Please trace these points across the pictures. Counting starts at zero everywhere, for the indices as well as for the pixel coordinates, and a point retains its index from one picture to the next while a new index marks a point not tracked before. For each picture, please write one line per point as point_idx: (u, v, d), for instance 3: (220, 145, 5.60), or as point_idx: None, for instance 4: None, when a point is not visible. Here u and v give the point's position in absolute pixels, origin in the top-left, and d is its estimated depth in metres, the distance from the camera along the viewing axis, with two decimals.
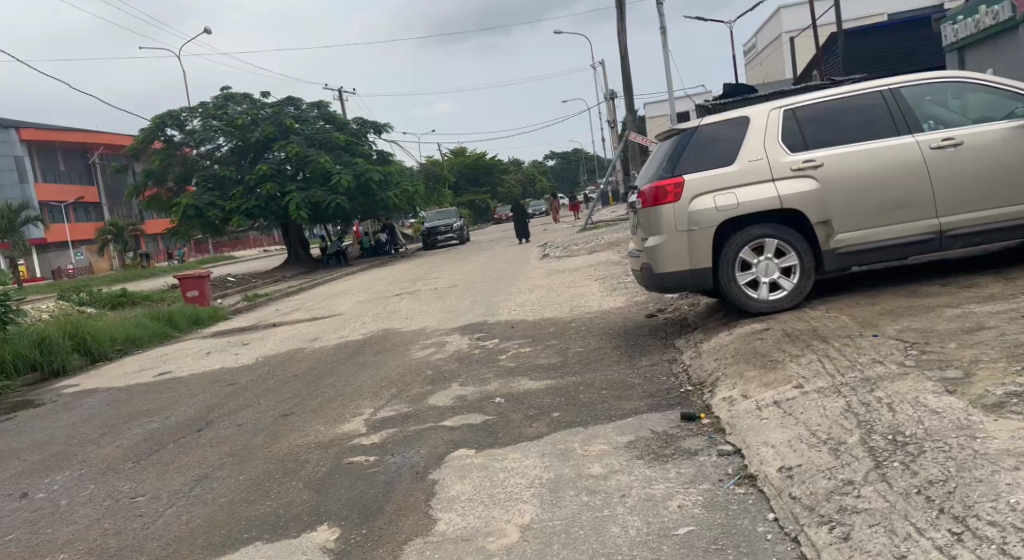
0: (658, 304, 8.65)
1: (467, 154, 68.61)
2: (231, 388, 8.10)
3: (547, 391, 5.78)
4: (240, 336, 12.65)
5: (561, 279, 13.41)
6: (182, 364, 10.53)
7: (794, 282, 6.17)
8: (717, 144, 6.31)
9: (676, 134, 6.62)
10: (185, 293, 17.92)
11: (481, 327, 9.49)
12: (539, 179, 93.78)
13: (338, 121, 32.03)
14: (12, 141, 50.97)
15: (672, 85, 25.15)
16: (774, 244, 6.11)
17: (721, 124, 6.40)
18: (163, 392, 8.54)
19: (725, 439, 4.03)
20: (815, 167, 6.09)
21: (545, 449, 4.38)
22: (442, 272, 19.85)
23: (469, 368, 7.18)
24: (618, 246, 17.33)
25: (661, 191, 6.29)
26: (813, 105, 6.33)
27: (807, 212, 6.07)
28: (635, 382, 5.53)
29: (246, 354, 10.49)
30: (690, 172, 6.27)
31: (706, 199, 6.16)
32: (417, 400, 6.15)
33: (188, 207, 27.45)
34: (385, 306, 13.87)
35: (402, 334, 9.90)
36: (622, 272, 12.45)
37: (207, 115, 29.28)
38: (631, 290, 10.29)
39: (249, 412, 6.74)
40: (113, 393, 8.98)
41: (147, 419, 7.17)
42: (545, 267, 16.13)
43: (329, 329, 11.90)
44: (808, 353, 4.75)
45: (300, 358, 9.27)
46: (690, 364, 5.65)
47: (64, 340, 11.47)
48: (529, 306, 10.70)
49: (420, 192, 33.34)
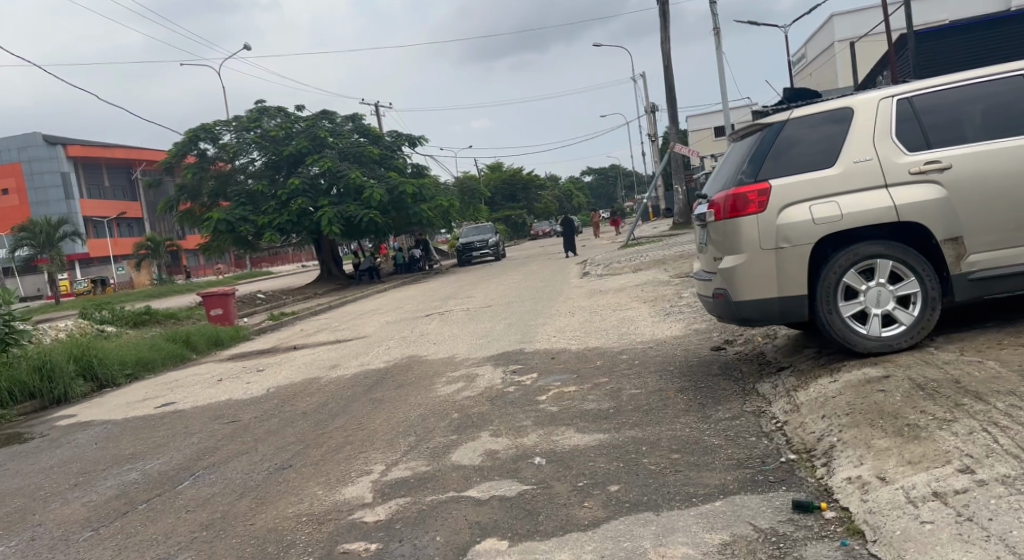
0: (723, 335, 7.40)
1: (504, 170, 67.83)
2: (231, 427, 7.03)
3: (598, 450, 4.59)
4: (257, 361, 11.68)
5: (605, 300, 12.24)
6: (189, 392, 9.54)
7: (914, 314, 4.95)
8: (812, 142, 5.16)
9: (759, 130, 5.46)
10: (209, 311, 17.13)
11: (517, 357, 8.32)
12: (576, 196, 92.78)
13: (373, 134, 31.32)
14: (58, 157, 52.08)
15: (726, 94, 23.88)
16: (888, 267, 4.92)
17: (813, 117, 5.23)
18: (159, 429, 7.52)
19: (868, 550, 2.86)
20: (940, 169, 4.93)
21: (605, 548, 3.21)
22: (476, 289, 18.84)
23: (502, 411, 5.99)
24: (665, 264, 16.05)
25: (740, 199, 5.13)
26: (932, 93, 5.15)
27: (932, 225, 4.88)
28: (716, 445, 4.32)
29: (257, 383, 9.45)
30: (778, 176, 5.12)
31: (798, 209, 5.01)
32: (438, 455, 5.00)
33: (219, 222, 26.81)
34: (413, 328, 12.84)
35: (428, 363, 8.78)
36: (674, 294, 11.22)
37: (241, 128, 28.85)
38: (687, 316, 9.03)
39: (240, 464, 5.65)
40: (105, 428, 7.99)
41: (127, 465, 6.12)
42: (587, 286, 14.98)
43: (351, 354, 10.84)
44: (965, 419, 3.57)
45: (313, 391, 8.20)
46: (787, 422, 4.45)
47: (67, 364, 10.57)
48: (570, 332, 9.51)
49: (455, 207, 32.42)
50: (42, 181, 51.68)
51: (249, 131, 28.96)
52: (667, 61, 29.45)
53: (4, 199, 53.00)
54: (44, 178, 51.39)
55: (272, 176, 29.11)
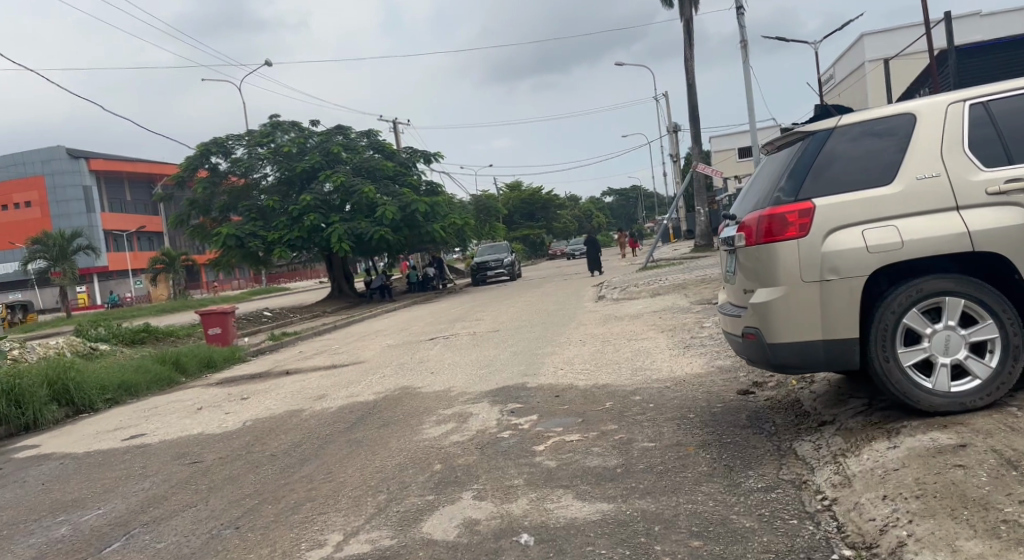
0: (751, 377, 6.49)
1: (523, 189, 67.23)
2: (190, 470, 6.22)
3: (598, 527, 3.71)
4: (245, 387, 10.90)
5: (619, 327, 11.36)
6: (163, 423, 8.76)
7: (992, 365, 4.09)
8: (864, 157, 4.37)
9: (798, 140, 4.65)
10: (208, 330, 16.41)
11: (518, 394, 7.41)
12: (596, 216, 92.15)
13: (388, 150, 30.70)
14: (81, 170, 52.45)
15: (754, 112, 23.00)
16: (958, 306, 4.08)
17: (866, 125, 4.42)
18: (114, 468, 6.72)
19: None
20: (1022, 189, 4.10)
21: None
22: (486, 311, 18.06)
23: (491, 463, 5.13)
24: (685, 289, 15.11)
25: (777, 221, 4.33)
26: (1011, 98, 4.33)
27: (1015, 255, 4.05)
28: (749, 529, 3.45)
29: (235, 415, 8.64)
30: (825, 194, 4.31)
31: (849, 234, 4.21)
32: (407, 524, 4.15)
33: (228, 237, 26.19)
34: (414, 353, 12.01)
35: (421, 398, 7.91)
36: (695, 323, 10.29)
37: (253, 143, 28.45)
38: (709, 350, 8.10)
39: (182, 521, 4.84)
40: (59, 464, 7.21)
41: (61, 516, 5.33)
42: (601, 311, 14.11)
43: (343, 383, 10.02)
44: None
45: (291, 427, 7.38)
46: (838, 500, 3.58)
47: (40, 389, 9.85)
48: (579, 365, 8.61)
49: (470, 225, 31.64)
50: (64, 194, 51.77)
51: (261, 146, 28.54)
52: (692, 80, 28.71)
53: (26, 212, 53.10)
54: (66, 192, 51.65)
55: (285, 192, 28.56)
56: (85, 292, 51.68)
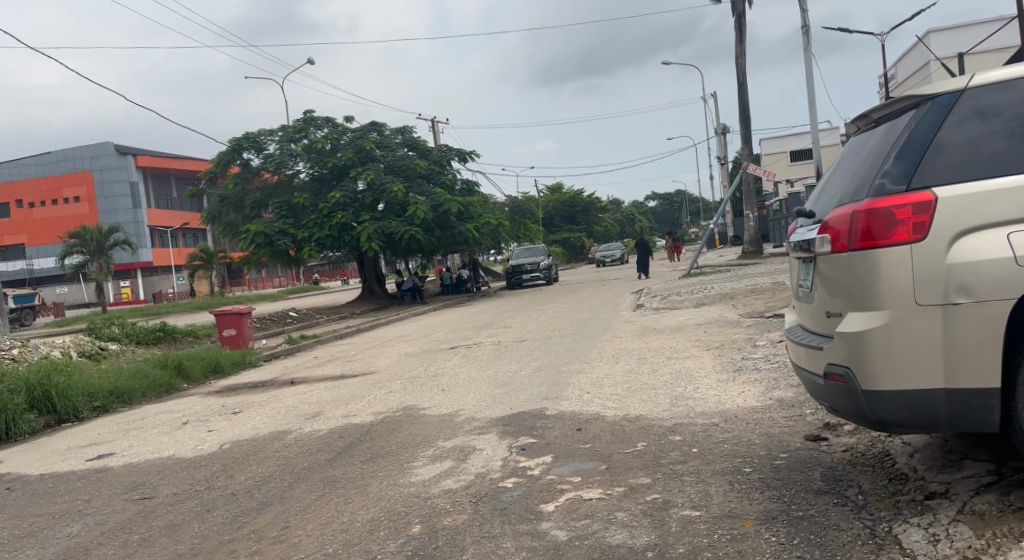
0: (820, 417, 5.21)
1: (564, 192, 66.24)
2: (134, 510, 5.19)
3: None
4: (244, 398, 9.96)
5: (657, 341, 10.12)
6: (137, 440, 7.81)
7: None
8: (988, 136, 3.16)
9: (900, 110, 3.41)
10: (222, 331, 15.57)
11: (533, 424, 6.19)
12: (638, 220, 90.86)
13: (422, 147, 29.80)
14: (128, 166, 52.83)
15: (813, 110, 21.45)
16: None
17: (991, 93, 3.22)
18: (55, 501, 5.71)
19: None
20: None
21: None
22: (516, 317, 17.00)
23: (485, 528, 3.96)
24: (734, 301, 13.67)
25: (879, 218, 3.11)
26: None
27: None
28: None
29: (217, 435, 7.61)
30: (946, 182, 3.09)
31: (985, 240, 2.99)
32: None
33: (257, 234, 25.46)
34: (431, 364, 10.96)
35: (423, 423, 6.76)
36: (744, 341, 8.98)
37: (286, 139, 27.78)
38: (764, 378, 6.76)
39: None
40: (6, 490, 6.26)
41: None
42: (638, 321, 12.88)
43: (346, 397, 8.98)
44: None
45: (269, 454, 6.32)
46: None
47: (16, 396, 9.01)
48: (609, 388, 7.36)
49: (505, 226, 30.52)
50: (111, 190, 52.29)
51: (294, 142, 27.85)
52: (743, 78, 27.30)
53: (74, 207, 53.61)
54: (114, 187, 52.19)
55: (317, 190, 27.85)
56: (128, 287, 52.24)
